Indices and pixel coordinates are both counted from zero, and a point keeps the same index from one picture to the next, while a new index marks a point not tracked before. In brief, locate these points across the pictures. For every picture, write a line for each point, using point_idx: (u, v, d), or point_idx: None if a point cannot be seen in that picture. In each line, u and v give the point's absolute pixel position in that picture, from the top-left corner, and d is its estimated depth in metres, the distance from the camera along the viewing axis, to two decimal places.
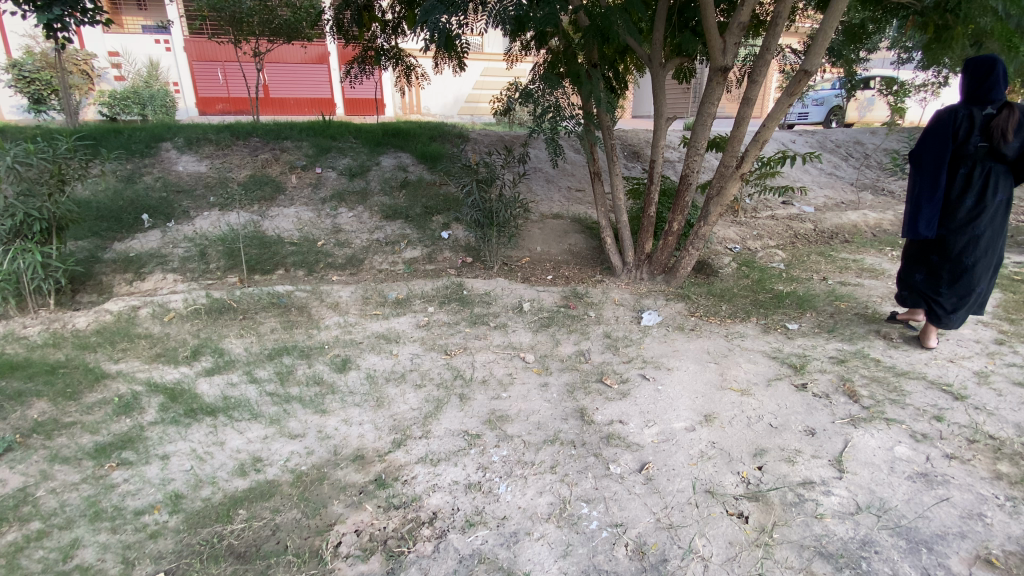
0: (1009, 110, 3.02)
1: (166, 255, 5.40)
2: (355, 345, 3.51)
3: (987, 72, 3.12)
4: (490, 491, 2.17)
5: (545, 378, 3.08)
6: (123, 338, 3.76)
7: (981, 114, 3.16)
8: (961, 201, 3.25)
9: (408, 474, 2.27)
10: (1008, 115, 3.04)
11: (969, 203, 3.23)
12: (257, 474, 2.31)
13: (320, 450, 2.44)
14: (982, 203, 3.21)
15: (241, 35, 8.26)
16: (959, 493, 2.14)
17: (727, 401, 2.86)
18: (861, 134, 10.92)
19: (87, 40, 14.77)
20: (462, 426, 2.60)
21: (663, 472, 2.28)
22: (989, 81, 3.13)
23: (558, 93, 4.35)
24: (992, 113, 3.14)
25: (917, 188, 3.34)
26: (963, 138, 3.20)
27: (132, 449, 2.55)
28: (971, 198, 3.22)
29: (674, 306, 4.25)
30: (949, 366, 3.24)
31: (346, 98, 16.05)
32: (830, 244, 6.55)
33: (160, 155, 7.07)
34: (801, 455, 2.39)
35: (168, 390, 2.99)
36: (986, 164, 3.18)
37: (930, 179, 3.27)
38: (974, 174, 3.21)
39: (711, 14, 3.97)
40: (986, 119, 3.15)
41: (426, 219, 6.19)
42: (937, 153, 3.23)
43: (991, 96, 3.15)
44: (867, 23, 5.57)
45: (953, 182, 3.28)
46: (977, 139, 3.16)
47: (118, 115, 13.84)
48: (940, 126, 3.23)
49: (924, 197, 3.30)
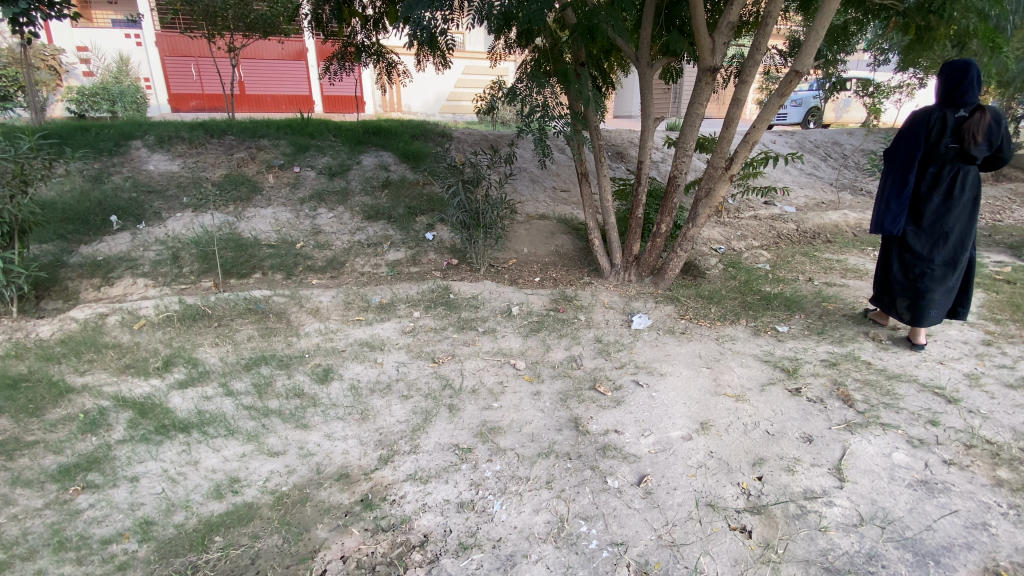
0: (980, 112, 3.06)
1: (136, 259, 5.15)
2: (338, 353, 3.37)
3: (961, 75, 3.15)
4: (484, 509, 2.07)
5: (537, 386, 2.99)
6: (89, 348, 3.54)
7: (954, 116, 3.21)
8: (929, 199, 3.30)
9: (396, 493, 2.16)
10: (977, 118, 3.08)
11: (937, 201, 3.28)
12: (235, 496, 2.16)
13: (302, 468, 2.31)
14: (951, 202, 3.26)
15: (215, 30, 7.98)
16: (961, 502, 2.16)
17: (722, 408, 2.80)
18: (839, 134, 11.11)
19: (54, 34, 14.29)
20: (453, 439, 2.49)
21: (662, 485, 2.21)
22: (962, 84, 3.16)
23: (546, 92, 4.24)
24: (965, 116, 3.19)
25: (886, 186, 3.42)
26: (933, 139, 3.26)
27: (98, 470, 2.37)
28: (939, 197, 3.28)
29: (664, 309, 4.20)
30: (939, 368, 3.25)
31: (325, 95, 15.71)
32: (814, 245, 6.61)
33: (129, 153, 6.77)
34: (801, 463, 2.35)
35: (138, 405, 2.81)
36: (956, 165, 3.23)
37: (900, 178, 3.33)
38: (943, 174, 3.27)
39: (700, 13, 3.93)
40: (958, 121, 3.19)
41: (410, 220, 6.04)
42: (907, 153, 3.29)
43: (965, 99, 3.18)
44: (849, 24, 5.65)
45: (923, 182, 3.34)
46: (947, 141, 3.22)
47: (87, 112, 13.36)
48: (912, 126, 3.29)
49: (892, 196, 3.38)
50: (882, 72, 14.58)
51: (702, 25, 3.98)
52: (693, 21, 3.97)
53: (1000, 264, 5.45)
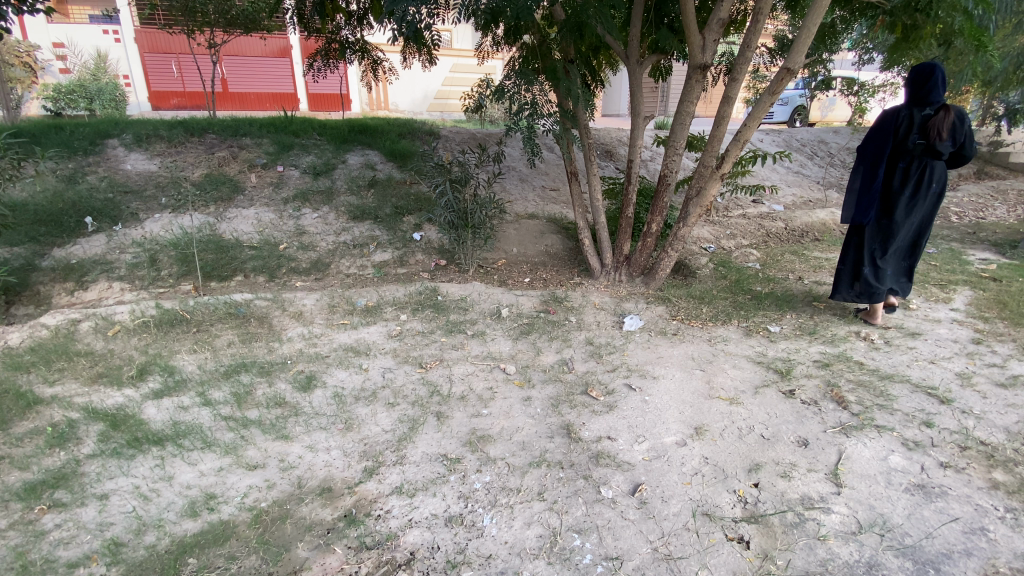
0: (945, 113, 3.32)
1: (113, 262, 4.98)
2: (321, 359, 3.26)
3: (928, 76, 3.39)
4: (474, 524, 1.99)
5: (527, 391, 2.91)
6: (60, 356, 3.39)
7: (921, 115, 3.46)
8: (898, 192, 3.62)
9: (381, 508, 2.07)
10: (945, 117, 3.35)
11: (907, 194, 3.60)
12: (211, 514, 2.06)
13: (283, 483, 2.21)
14: (917, 194, 3.59)
15: (195, 26, 7.79)
16: (959, 506, 2.13)
17: (716, 412, 2.75)
18: (825, 133, 11.18)
19: (29, 29, 13.91)
20: (441, 448, 2.41)
21: (657, 494, 2.14)
22: (929, 85, 3.41)
23: (535, 89, 4.14)
24: (930, 114, 3.44)
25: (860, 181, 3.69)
26: (904, 136, 3.51)
27: (65, 488, 2.25)
28: (908, 191, 3.59)
29: (655, 309, 4.15)
30: (931, 368, 3.24)
31: (310, 92, 15.44)
32: (802, 243, 6.62)
33: (106, 152, 6.57)
34: (797, 469, 2.30)
35: (110, 417, 2.68)
36: (922, 160, 3.52)
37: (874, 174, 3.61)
38: (911, 169, 3.57)
39: (690, 9, 3.87)
40: (925, 119, 3.45)
41: (396, 220, 5.92)
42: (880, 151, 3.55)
43: (930, 98, 3.44)
44: (836, 23, 5.64)
45: (892, 175, 3.64)
46: (916, 138, 3.48)
47: (64, 110, 13.04)
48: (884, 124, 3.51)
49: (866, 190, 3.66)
50: (866, 71, 14.73)
51: (692, 22, 3.92)
52: (684, 18, 3.91)
53: (987, 261, 5.49)
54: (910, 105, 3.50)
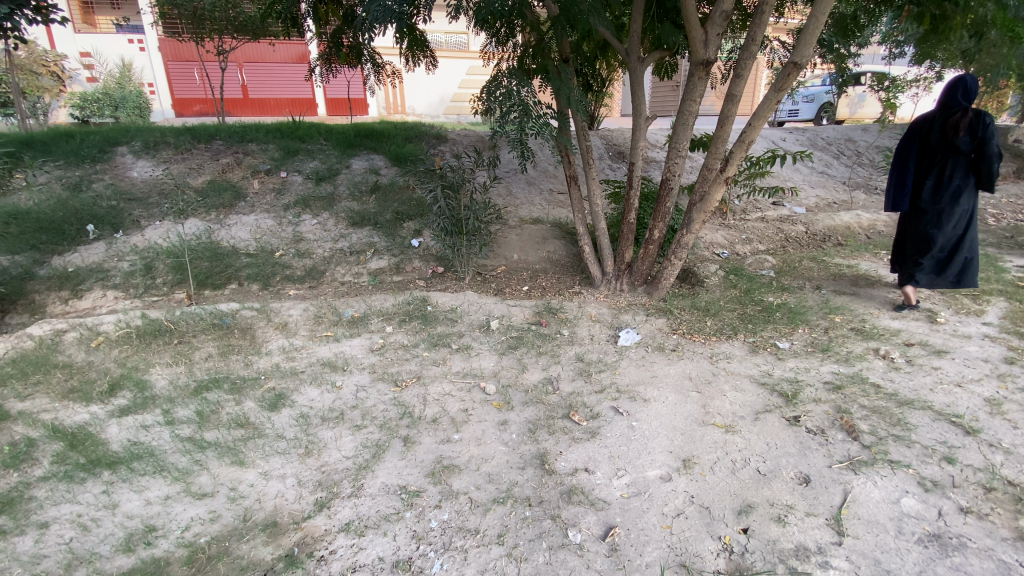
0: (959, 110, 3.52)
1: (109, 270, 4.98)
2: (294, 376, 3.13)
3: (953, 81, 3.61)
4: (421, 570, 1.82)
5: (504, 414, 2.70)
6: (38, 369, 3.34)
7: (945, 114, 3.63)
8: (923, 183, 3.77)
9: (325, 548, 1.92)
10: (963, 115, 3.52)
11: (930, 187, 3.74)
12: (146, 549, 1.94)
13: (228, 515, 2.08)
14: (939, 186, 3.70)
15: (205, 33, 7.82)
16: (978, 562, 1.86)
17: (708, 442, 2.50)
18: (852, 131, 10.65)
19: (57, 39, 14.30)
20: (401, 479, 2.23)
21: (631, 540, 1.93)
22: (956, 87, 3.60)
23: (526, 90, 3.89)
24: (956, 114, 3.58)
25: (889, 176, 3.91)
26: (928, 132, 3.71)
27: (7, 514, 2.15)
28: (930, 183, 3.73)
29: (655, 322, 3.90)
30: (957, 393, 2.91)
31: (328, 98, 15.47)
32: (823, 248, 6.24)
33: (114, 160, 6.63)
34: (793, 512, 2.06)
35: (69, 436, 2.58)
36: (946, 155, 3.65)
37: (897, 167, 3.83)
38: (936, 162, 3.71)
39: (689, 2, 3.63)
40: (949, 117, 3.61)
41: (396, 226, 5.79)
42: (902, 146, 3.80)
43: (958, 100, 3.59)
44: (860, 13, 5.24)
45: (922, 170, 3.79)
46: (937, 134, 3.66)
47: (90, 118, 13.33)
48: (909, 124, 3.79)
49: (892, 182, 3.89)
50: (898, 65, 14.04)
51: (693, 16, 3.67)
52: (684, 11, 3.67)
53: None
54: (941, 107, 3.67)
